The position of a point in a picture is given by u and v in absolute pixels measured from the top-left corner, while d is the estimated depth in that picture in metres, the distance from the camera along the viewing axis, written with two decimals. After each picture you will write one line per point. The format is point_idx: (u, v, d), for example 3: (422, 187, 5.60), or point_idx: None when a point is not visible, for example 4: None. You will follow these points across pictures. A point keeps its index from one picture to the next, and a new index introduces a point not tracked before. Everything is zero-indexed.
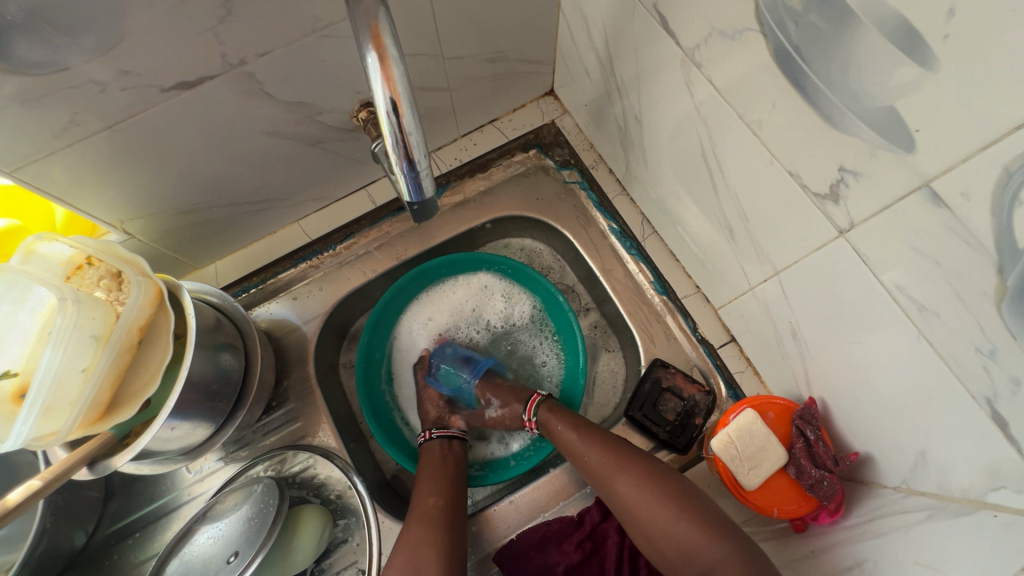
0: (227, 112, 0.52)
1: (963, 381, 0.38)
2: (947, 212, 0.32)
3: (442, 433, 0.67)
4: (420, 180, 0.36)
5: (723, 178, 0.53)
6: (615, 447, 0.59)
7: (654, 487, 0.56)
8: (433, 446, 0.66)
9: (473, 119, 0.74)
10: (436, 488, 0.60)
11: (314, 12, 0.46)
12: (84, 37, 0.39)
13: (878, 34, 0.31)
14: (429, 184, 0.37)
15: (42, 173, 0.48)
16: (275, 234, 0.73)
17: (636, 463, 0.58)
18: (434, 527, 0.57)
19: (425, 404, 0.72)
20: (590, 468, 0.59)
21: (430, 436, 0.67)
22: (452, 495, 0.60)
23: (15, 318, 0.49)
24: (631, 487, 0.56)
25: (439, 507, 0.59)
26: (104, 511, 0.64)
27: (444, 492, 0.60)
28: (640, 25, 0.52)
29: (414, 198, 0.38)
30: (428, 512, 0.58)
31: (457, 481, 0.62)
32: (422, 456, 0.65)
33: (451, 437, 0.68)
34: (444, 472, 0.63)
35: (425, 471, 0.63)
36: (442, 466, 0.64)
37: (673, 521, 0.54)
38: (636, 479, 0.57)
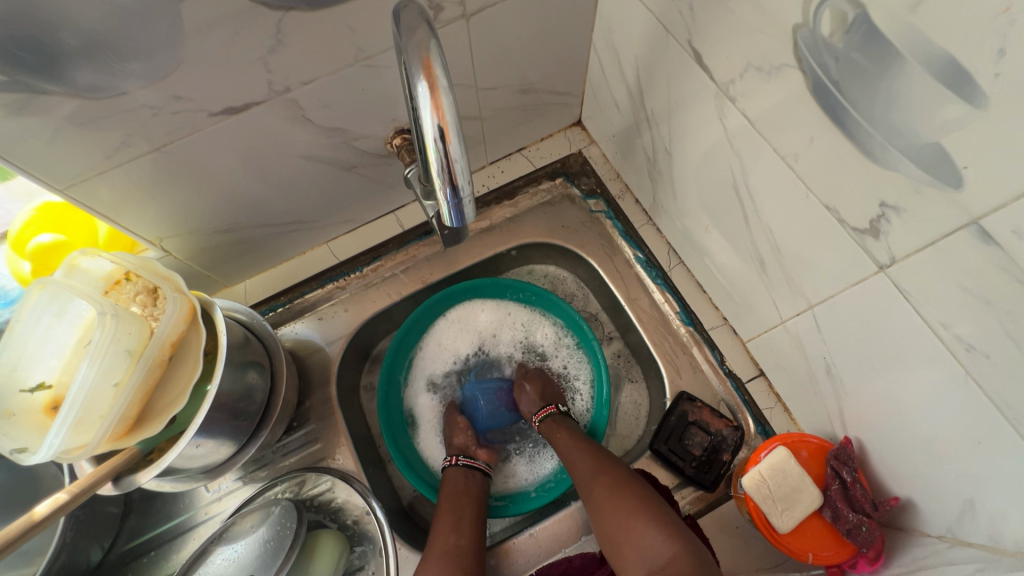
0: (269, 135, 0.53)
1: (1017, 426, 0.36)
2: (998, 250, 0.32)
3: (469, 462, 0.67)
4: (462, 207, 0.37)
5: (755, 211, 0.52)
6: (597, 459, 0.62)
7: (620, 497, 0.57)
8: (457, 477, 0.65)
9: (501, 148, 0.76)
10: (457, 525, 0.59)
11: (358, 43, 0.48)
12: (143, 63, 0.41)
13: (924, 72, 0.31)
14: (471, 211, 0.38)
15: (89, 191, 0.49)
16: (303, 255, 0.73)
17: (609, 478, 0.59)
18: (455, 566, 0.56)
19: (452, 430, 0.71)
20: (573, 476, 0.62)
21: (456, 462, 0.66)
22: (474, 533, 0.60)
23: (54, 331, 0.50)
24: (604, 494, 0.58)
25: (459, 546, 0.58)
26: (121, 527, 0.64)
27: (465, 530, 0.59)
28: (672, 59, 0.52)
29: (455, 222, 0.38)
30: (448, 548, 0.57)
31: (479, 518, 0.61)
32: (444, 486, 0.64)
33: (476, 468, 0.67)
34: (464, 505, 0.62)
35: (447, 505, 0.62)
36: (462, 499, 0.63)
37: (630, 533, 0.55)
38: (604, 487, 0.58)
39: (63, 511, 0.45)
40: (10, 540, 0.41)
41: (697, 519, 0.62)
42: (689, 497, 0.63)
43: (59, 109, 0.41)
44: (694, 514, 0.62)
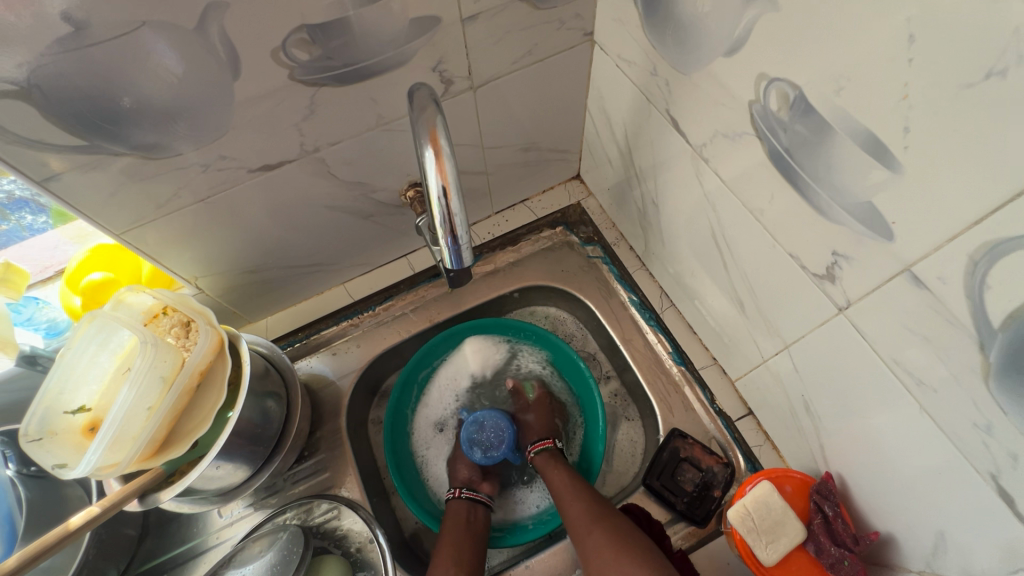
0: (298, 188, 0.60)
1: (967, 457, 0.39)
2: (929, 293, 0.36)
3: (471, 495, 0.70)
4: (461, 252, 0.42)
5: (732, 257, 0.57)
6: (596, 504, 0.64)
7: (619, 542, 0.60)
8: (459, 509, 0.68)
9: (506, 199, 0.83)
10: (458, 559, 0.62)
11: (379, 111, 0.56)
12: (198, 130, 0.48)
13: (852, 142, 0.36)
14: (469, 256, 0.43)
15: (139, 236, 0.56)
16: (321, 294, 0.80)
17: (607, 523, 0.62)
18: None
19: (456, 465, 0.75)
20: (569, 520, 0.64)
21: (460, 494, 0.70)
22: (473, 566, 0.62)
23: (97, 358, 0.55)
24: (602, 539, 0.60)
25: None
26: (136, 551, 0.67)
27: (465, 565, 0.62)
28: (655, 124, 0.59)
29: (454, 265, 0.44)
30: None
31: (478, 551, 0.64)
32: (447, 519, 0.67)
33: (478, 501, 0.70)
34: (464, 538, 0.65)
35: (450, 538, 0.65)
36: (463, 532, 0.66)
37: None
38: (603, 532, 0.61)
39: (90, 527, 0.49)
40: (46, 548, 0.45)
41: (689, 555, 0.63)
42: (681, 533, 0.65)
43: (126, 166, 0.48)
44: (686, 549, 0.64)
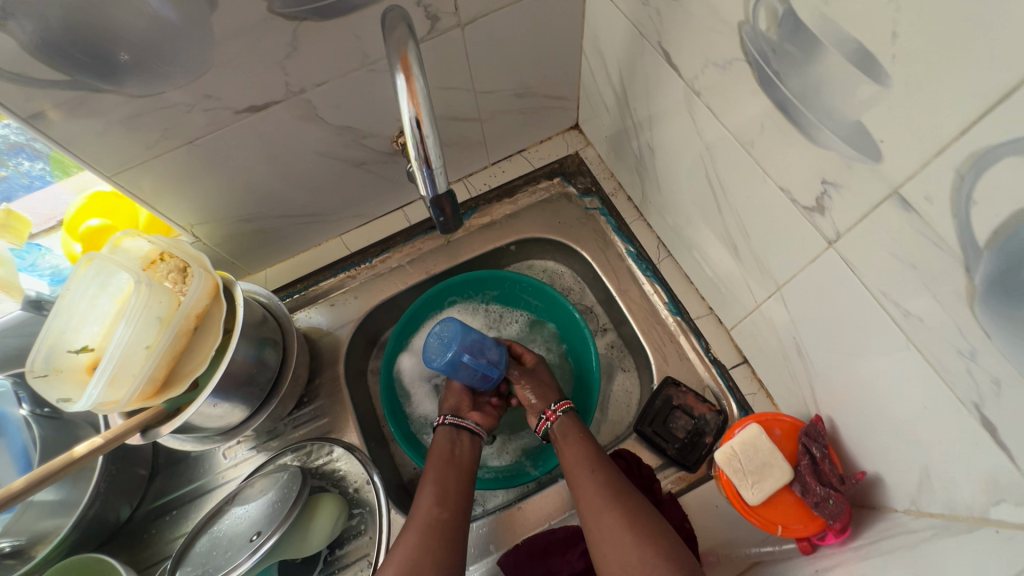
0: (287, 133, 0.60)
1: (951, 387, 0.38)
2: (917, 216, 0.35)
3: (455, 421, 0.69)
4: (436, 179, 0.42)
5: (725, 197, 0.56)
6: (613, 482, 0.60)
7: (635, 523, 0.56)
8: (442, 445, 0.66)
9: (502, 149, 0.81)
10: (441, 498, 0.61)
11: (363, 50, 0.55)
12: (179, 67, 0.48)
13: (839, 56, 0.34)
14: (443, 181, 0.43)
15: (131, 180, 0.57)
16: (319, 246, 0.81)
17: (624, 501, 0.58)
18: (438, 539, 0.58)
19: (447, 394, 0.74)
20: (580, 494, 0.60)
21: (444, 420, 0.69)
22: (461, 506, 0.61)
23: (97, 300, 0.57)
24: (618, 519, 0.56)
25: (442, 518, 0.59)
26: (148, 488, 0.70)
27: (448, 503, 0.61)
28: (648, 60, 0.57)
29: (429, 194, 0.44)
30: (433, 522, 0.59)
31: (465, 486, 0.63)
32: (431, 454, 0.66)
33: (464, 427, 0.69)
34: (453, 474, 0.63)
35: (432, 475, 0.63)
36: (453, 466, 0.64)
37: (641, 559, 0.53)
38: (620, 512, 0.57)
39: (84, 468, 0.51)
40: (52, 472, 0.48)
41: (679, 497, 0.64)
42: (671, 477, 0.66)
43: (109, 104, 0.48)
44: (676, 492, 0.64)
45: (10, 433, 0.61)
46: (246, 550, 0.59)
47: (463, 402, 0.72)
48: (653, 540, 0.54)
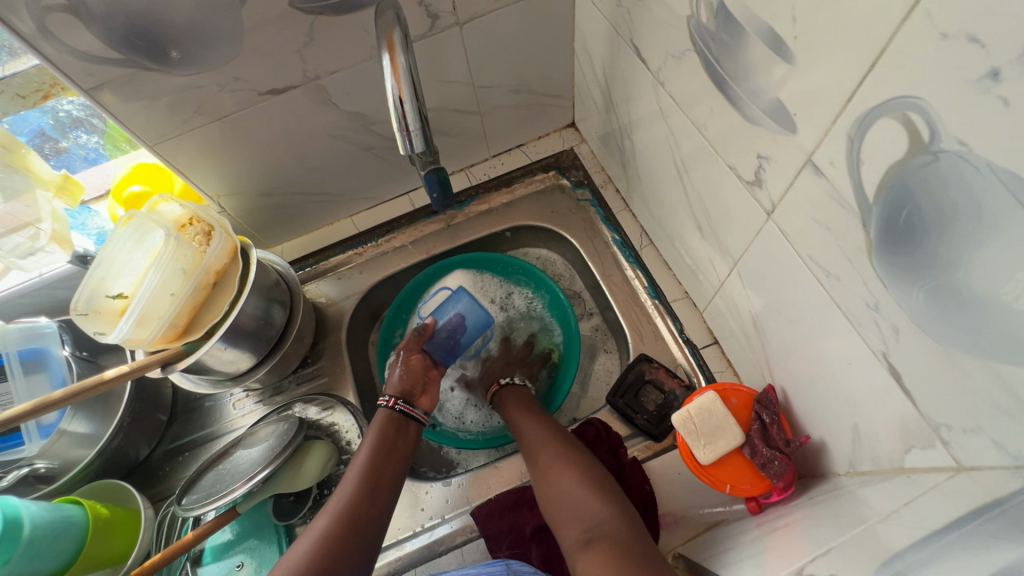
0: (304, 116, 0.68)
1: (865, 340, 0.42)
2: (825, 180, 0.39)
3: (405, 408, 0.70)
4: (413, 141, 0.51)
5: (690, 181, 0.61)
6: (553, 431, 0.68)
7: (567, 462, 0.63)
8: (380, 432, 0.66)
9: (502, 143, 0.89)
10: (371, 492, 0.61)
11: (372, 43, 0.63)
12: (213, 51, 0.56)
13: (758, 41, 0.40)
14: (419, 143, 0.51)
15: (169, 150, 0.66)
16: (332, 225, 0.89)
17: (559, 446, 0.65)
18: (358, 531, 0.57)
19: (400, 371, 0.74)
20: (526, 444, 0.68)
21: (393, 405, 0.70)
22: (385, 499, 0.61)
23: (134, 255, 0.66)
24: (553, 460, 0.64)
25: (369, 513, 0.59)
26: (166, 431, 0.78)
27: (377, 498, 0.61)
28: (625, 57, 0.63)
29: (408, 152, 0.52)
30: (356, 515, 0.58)
31: (397, 474, 0.64)
32: (363, 440, 0.66)
33: (412, 417, 0.70)
34: (386, 465, 0.64)
35: (359, 466, 0.63)
36: (388, 456, 0.65)
37: (570, 491, 0.60)
38: (555, 453, 0.65)
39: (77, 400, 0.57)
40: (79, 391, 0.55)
41: (645, 463, 0.67)
42: (638, 446, 0.69)
43: (155, 81, 0.57)
44: (641, 459, 0.68)
45: (53, 367, 0.70)
46: (242, 479, 0.64)
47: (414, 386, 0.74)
48: (583, 473, 0.62)
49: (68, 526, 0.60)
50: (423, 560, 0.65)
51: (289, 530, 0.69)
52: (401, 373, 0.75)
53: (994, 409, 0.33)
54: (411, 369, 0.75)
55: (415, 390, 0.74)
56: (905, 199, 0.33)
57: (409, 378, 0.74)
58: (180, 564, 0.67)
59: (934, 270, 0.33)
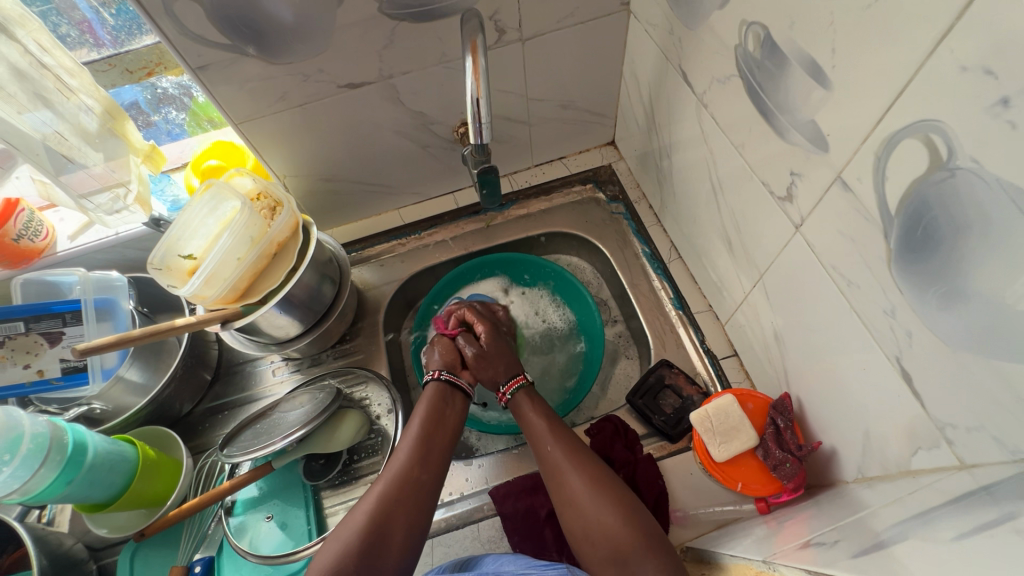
0: (373, 110, 0.75)
1: (880, 345, 0.46)
2: (853, 195, 0.44)
3: (450, 376, 0.74)
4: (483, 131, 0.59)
5: (724, 198, 0.66)
6: (559, 425, 0.68)
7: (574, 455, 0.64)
8: (430, 401, 0.71)
9: (546, 153, 0.95)
10: (425, 459, 0.64)
11: (443, 50, 0.70)
12: (306, 45, 0.63)
13: (800, 68, 0.45)
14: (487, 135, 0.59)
15: (250, 129, 0.72)
16: (380, 215, 0.95)
17: (566, 440, 0.65)
18: (413, 493, 0.61)
19: (436, 350, 0.79)
20: (533, 434, 0.68)
21: (439, 374, 0.74)
22: (438, 466, 0.65)
23: (206, 221, 0.72)
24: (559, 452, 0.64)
25: (423, 478, 0.62)
26: (208, 390, 0.83)
27: (431, 464, 0.64)
28: (671, 80, 0.69)
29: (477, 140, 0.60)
30: (409, 479, 0.62)
31: (449, 442, 0.67)
32: (418, 407, 0.70)
33: (458, 386, 0.74)
34: (435, 436, 0.67)
35: (415, 433, 0.66)
36: (439, 429, 0.68)
37: (577, 489, 0.61)
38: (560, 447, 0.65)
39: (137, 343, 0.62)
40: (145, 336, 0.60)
41: (659, 461, 0.70)
42: (653, 445, 0.73)
43: (251, 67, 0.64)
44: (657, 456, 0.71)
45: (119, 318, 0.77)
46: (283, 433, 0.69)
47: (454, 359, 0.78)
48: (614, 501, 0.59)
49: (121, 460, 0.64)
50: (440, 531, 0.69)
51: (315, 491, 0.74)
52: (439, 353, 0.79)
53: (994, 406, 0.37)
54: (448, 348, 0.79)
55: (458, 363, 0.78)
56: (924, 211, 0.38)
57: (449, 354, 0.78)
58: (214, 511, 0.72)
59: (949, 277, 0.37)
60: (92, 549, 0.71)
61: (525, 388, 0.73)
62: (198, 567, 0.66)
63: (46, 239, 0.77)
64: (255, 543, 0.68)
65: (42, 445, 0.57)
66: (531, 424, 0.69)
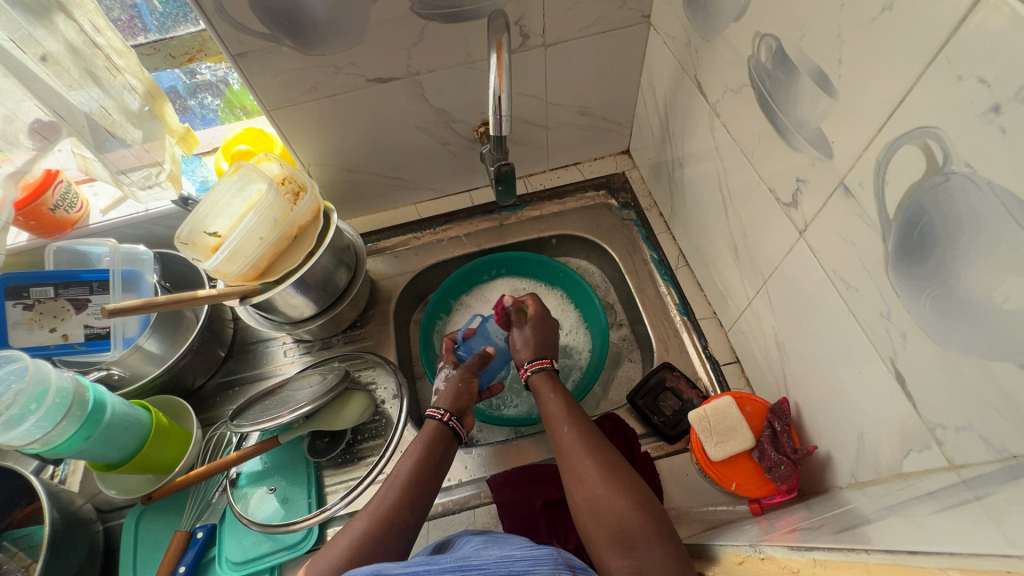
0: (398, 106, 0.79)
1: (876, 346, 0.47)
2: (854, 200, 0.46)
3: (456, 423, 0.71)
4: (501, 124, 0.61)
5: (732, 204, 0.68)
6: (574, 409, 0.69)
7: (587, 437, 0.64)
8: (424, 447, 0.67)
9: (561, 158, 0.97)
10: (413, 505, 0.61)
11: (469, 51, 0.73)
12: (339, 38, 0.67)
13: (809, 78, 0.47)
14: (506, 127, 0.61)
15: (282, 116, 0.76)
16: (398, 209, 0.98)
17: (579, 423, 0.66)
18: (392, 535, 0.58)
19: (452, 386, 0.75)
20: (547, 418, 0.69)
21: (445, 420, 0.70)
22: (422, 510, 0.62)
23: (233, 201, 0.75)
24: (571, 432, 0.65)
25: (406, 522, 0.59)
26: (221, 366, 0.86)
27: (417, 510, 0.61)
28: (686, 90, 0.71)
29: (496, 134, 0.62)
30: (396, 521, 0.59)
31: (431, 491, 0.64)
32: (409, 450, 0.66)
33: (457, 435, 0.71)
34: (425, 476, 0.64)
35: (397, 478, 0.63)
36: (428, 470, 0.65)
37: (584, 471, 0.61)
38: (575, 427, 0.66)
39: (160, 310, 0.64)
40: (166, 302, 0.63)
41: (655, 460, 0.72)
42: (651, 445, 0.74)
43: (288, 57, 0.67)
44: (653, 456, 0.72)
45: (143, 290, 0.79)
46: (291, 407, 0.71)
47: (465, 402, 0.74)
48: (631, 489, 0.58)
49: (136, 423, 0.66)
50: (437, 515, 0.70)
51: (317, 468, 0.76)
52: (453, 390, 0.75)
53: (983, 406, 0.38)
54: (463, 386, 0.75)
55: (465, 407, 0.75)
56: (920, 215, 0.39)
57: (461, 395, 0.75)
58: (219, 481, 0.74)
59: (941, 280, 0.39)
60: (99, 511, 0.73)
61: (547, 370, 0.75)
62: (200, 534, 0.69)
63: (80, 211, 0.81)
64: (259, 514, 0.71)
65: (66, 399, 0.60)
66: (549, 407, 0.70)
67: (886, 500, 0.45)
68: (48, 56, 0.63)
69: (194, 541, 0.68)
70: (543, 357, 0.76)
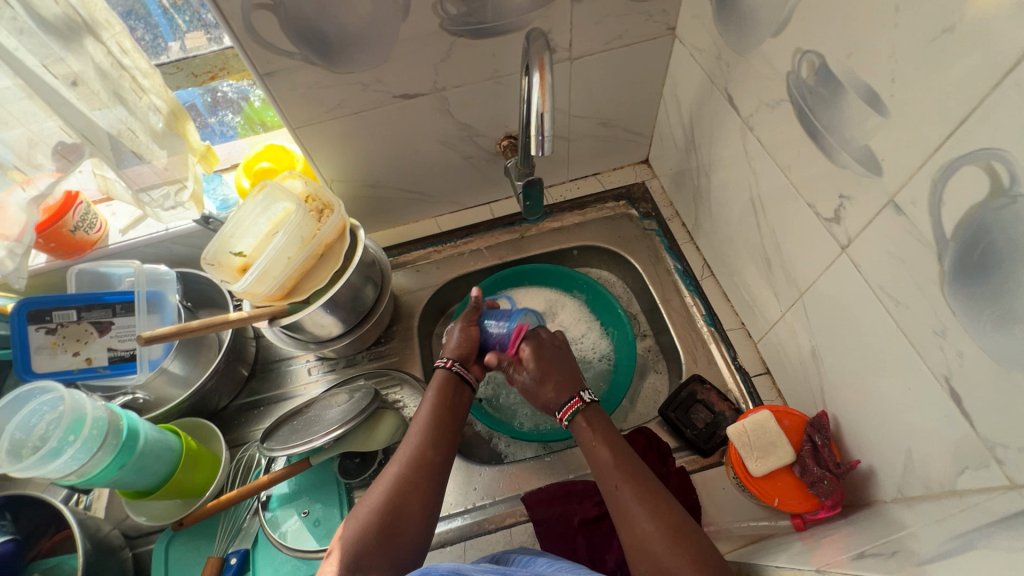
0: (422, 121, 0.78)
1: (927, 363, 0.47)
2: (905, 219, 0.46)
3: (460, 372, 0.72)
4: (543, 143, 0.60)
5: (765, 216, 0.68)
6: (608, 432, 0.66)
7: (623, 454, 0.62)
8: (443, 391, 0.69)
9: (581, 169, 0.97)
10: (435, 442, 0.63)
11: (495, 66, 0.72)
12: (368, 56, 0.66)
13: (856, 96, 0.47)
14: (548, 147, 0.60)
15: (307, 133, 0.75)
16: (418, 222, 0.97)
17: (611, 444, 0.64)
18: (425, 475, 0.60)
19: (461, 336, 0.76)
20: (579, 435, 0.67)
21: (450, 365, 0.72)
22: (448, 451, 0.64)
23: (257, 221, 0.74)
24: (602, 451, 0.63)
25: (433, 459, 0.62)
26: (244, 385, 0.85)
27: (442, 448, 0.63)
28: (715, 102, 0.71)
29: (537, 153, 0.61)
30: (424, 461, 0.61)
31: (461, 424, 0.67)
32: (430, 390, 0.70)
33: (466, 383, 0.72)
34: (445, 419, 0.66)
35: (428, 415, 0.66)
36: (448, 416, 0.67)
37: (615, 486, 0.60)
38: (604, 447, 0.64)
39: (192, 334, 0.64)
40: (197, 327, 0.62)
41: (690, 474, 0.72)
42: (685, 458, 0.74)
43: (315, 75, 0.67)
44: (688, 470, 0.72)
45: (166, 311, 0.78)
46: (322, 430, 0.70)
47: (473, 353, 0.75)
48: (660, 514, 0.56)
49: (166, 449, 0.65)
50: (473, 534, 0.70)
51: (347, 489, 0.75)
52: (460, 338, 0.76)
53: None
54: (470, 337, 0.76)
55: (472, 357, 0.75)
56: (981, 236, 0.39)
57: (468, 346, 0.75)
58: (249, 504, 0.73)
59: (1004, 299, 0.38)
60: (126, 537, 0.72)
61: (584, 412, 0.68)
62: (234, 560, 0.68)
63: (99, 231, 0.80)
64: (293, 538, 0.70)
65: (102, 430, 0.59)
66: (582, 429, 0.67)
67: (943, 520, 0.45)
68: (78, 79, 0.62)
69: (228, 566, 0.67)
70: (574, 399, 0.69)
